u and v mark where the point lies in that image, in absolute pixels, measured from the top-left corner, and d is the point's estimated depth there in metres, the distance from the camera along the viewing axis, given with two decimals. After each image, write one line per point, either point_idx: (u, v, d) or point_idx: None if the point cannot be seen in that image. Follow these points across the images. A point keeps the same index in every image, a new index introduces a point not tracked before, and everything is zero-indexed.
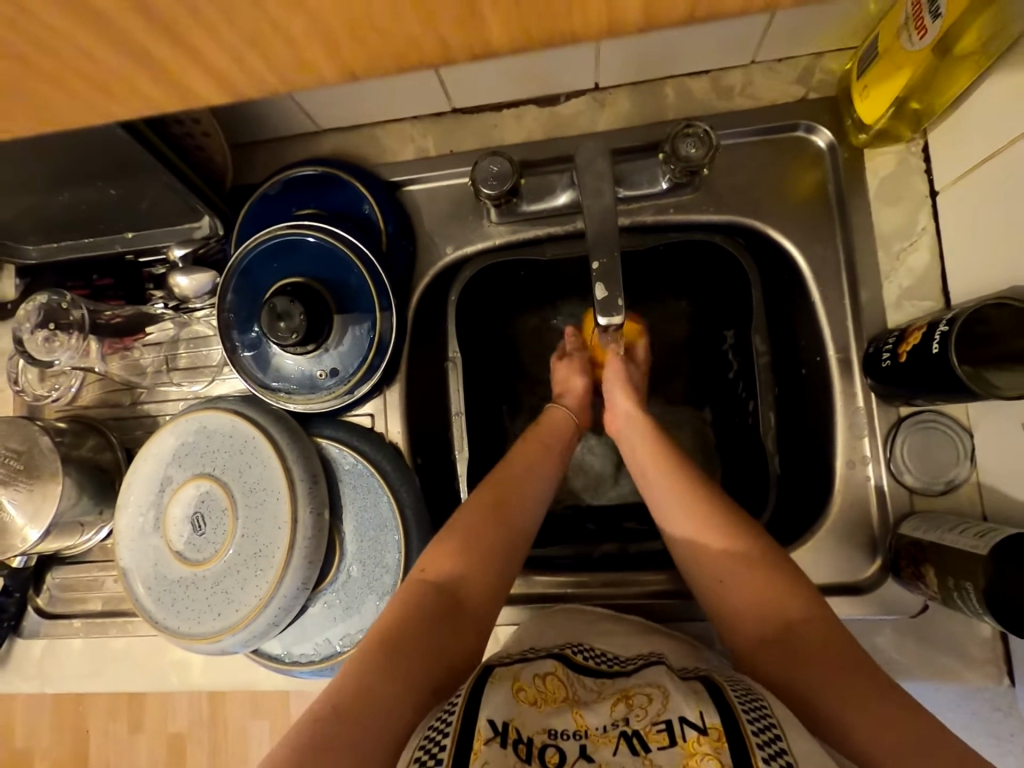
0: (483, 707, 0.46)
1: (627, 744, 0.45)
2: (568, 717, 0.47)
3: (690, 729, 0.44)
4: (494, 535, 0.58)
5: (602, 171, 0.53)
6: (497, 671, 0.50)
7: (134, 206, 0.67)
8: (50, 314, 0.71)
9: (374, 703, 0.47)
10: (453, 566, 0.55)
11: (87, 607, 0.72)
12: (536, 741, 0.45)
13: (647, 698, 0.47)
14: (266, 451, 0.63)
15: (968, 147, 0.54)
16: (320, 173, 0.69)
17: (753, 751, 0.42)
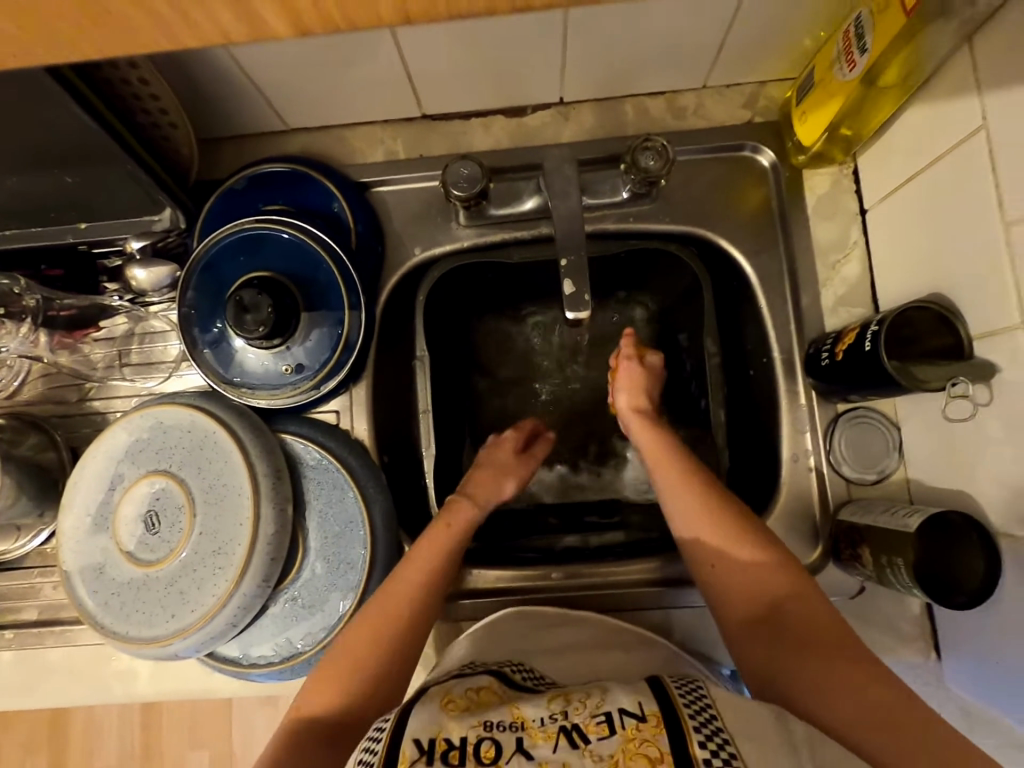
0: (410, 726, 0.48)
1: (565, 736, 0.45)
2: (504, 711, 0.49)
3: (629, 718, 0.46)
4: (367, 658, 0.55)
5: (569, 176, 0.56)
6: (429, 692, 0.52)
7: (90, 197, 0.64)
8: (2, 298, 0.69)
9: None
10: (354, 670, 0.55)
11: (20, 616, 0.68)
12: (469, 740, 0.46)
13: (586, 695, 0.49)
14: (228, 447, 0.62)
15: (892, 170, 0.61)
16: (287, 171, 0.69)
17: (690, 739, 0.44)
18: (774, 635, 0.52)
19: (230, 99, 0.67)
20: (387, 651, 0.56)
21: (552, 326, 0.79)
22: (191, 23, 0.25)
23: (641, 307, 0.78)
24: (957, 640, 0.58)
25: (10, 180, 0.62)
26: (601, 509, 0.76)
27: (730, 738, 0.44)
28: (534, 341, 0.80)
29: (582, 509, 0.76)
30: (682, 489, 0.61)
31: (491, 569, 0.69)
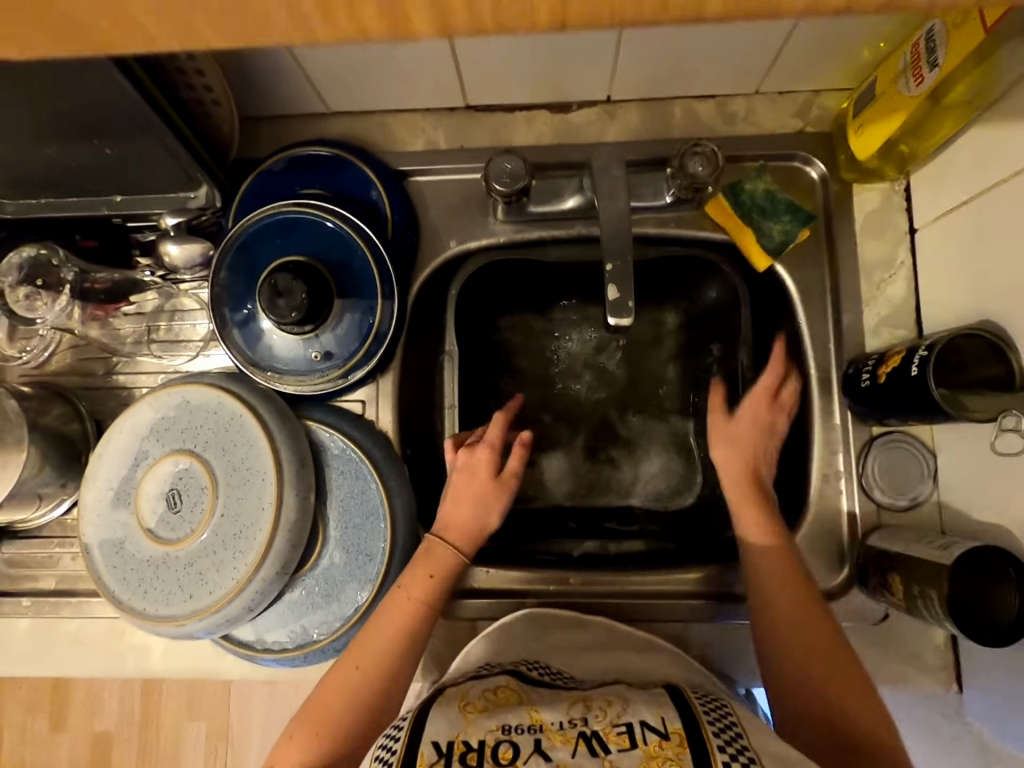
0: (427, 728, 0.50)
1: (586, 743, 0.47)
2: (522, 713, 0.50)
3: (650, 731, 0.47)
4: (343, 712, 0.55)
5: (616, 180, 0.55)
6: (447, 691, 0.54)
7: (128, 170, 0.64)
8: (36, 270, 0.69)
9: None
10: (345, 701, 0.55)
11: (38, 585, 0.68)
12: (487, 742, 0.48)
13: (607, 704, 0.51)
14: (254, 431, 0.61)
15: (948, 191, 0.59)
16: (326, 154, 0.68)
17: (712, 751, 0.45)
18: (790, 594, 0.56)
19: (274, 78, 0.66)
20: (364, 708, 0.55)
21: (583, 328, 0.78)
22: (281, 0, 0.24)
23: (674, 314, 0.77)
24: (982, 673, 0.57)
25: (50, 148, 0.61)
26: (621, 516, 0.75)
27: (749, 748, 0.46)
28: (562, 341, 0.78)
29: (601, 514, 0.75)
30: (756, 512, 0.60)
31: (508, 569, 0.68)
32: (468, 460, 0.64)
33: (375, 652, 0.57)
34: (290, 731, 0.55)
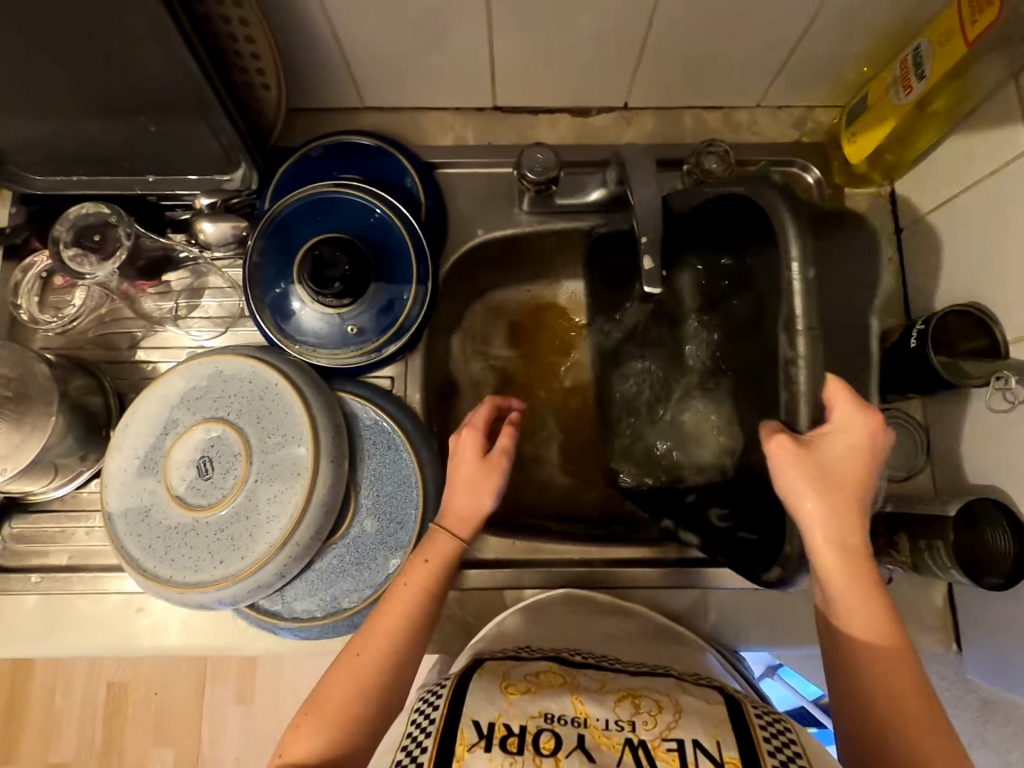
0: (467, 704, 0.51)
1: (631, 753, 0.47)
2: (566, 703, 0.51)
3: (703, 754, 0.47)
4: (357, 699, 0.53)
5: (647, 169, 0.60)
6: (489, 668, 0.55)
7: (172, 148, 0.66)
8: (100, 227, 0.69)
9: None
10: (359, 681, 0.54)
11: (48, 560, 0.66)
12: (530, 729, 0.49)
13: (657, 710, 0.50)
14: (290, 400, 0.62)
15: (931, 191, 0.66)
16: (362, 144, 0.72)
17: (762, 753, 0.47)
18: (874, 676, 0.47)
19: (319, 70, 0.69)
20: (379, 690, 0.54)
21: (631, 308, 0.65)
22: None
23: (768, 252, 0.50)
24: (980, 630, 0.61)
25: (97, 122, 0.63)
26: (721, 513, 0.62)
27: (803, 757, 0.47)
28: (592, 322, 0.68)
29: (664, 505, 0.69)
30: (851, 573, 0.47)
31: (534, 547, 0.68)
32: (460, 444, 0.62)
33: (381, 638, 0.56)
34: (301, 714, 0.54)
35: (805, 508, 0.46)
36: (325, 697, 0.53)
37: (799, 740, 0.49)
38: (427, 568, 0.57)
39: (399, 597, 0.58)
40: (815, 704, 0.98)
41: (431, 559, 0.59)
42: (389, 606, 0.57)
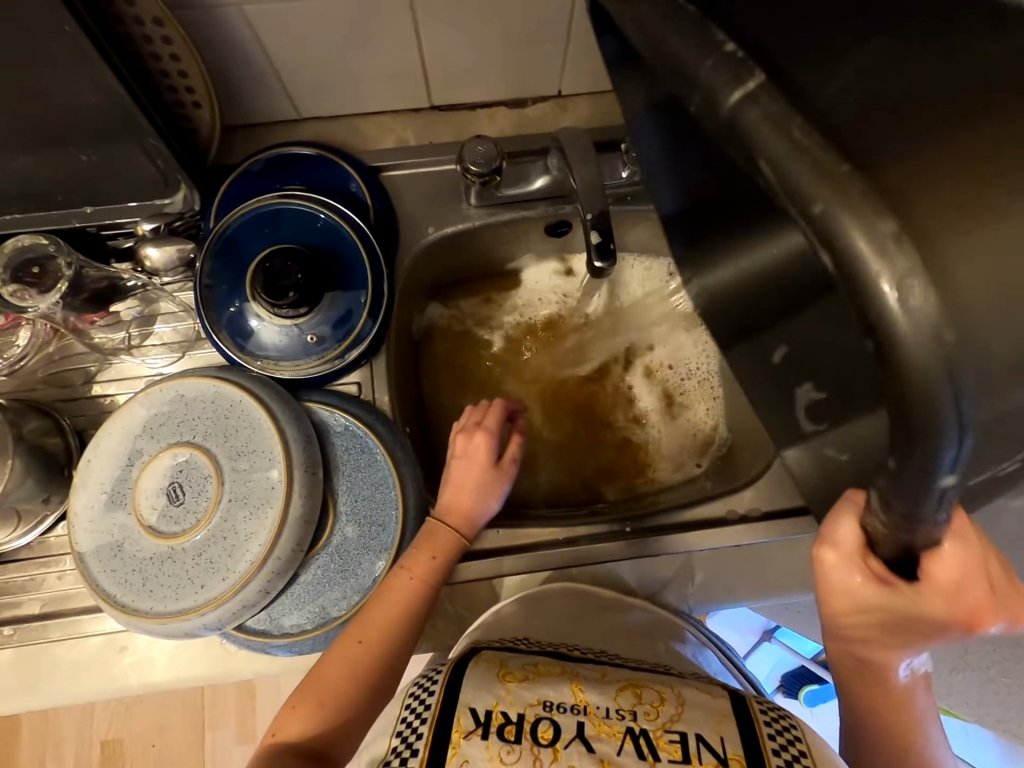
0: (463, 693, 0.51)
1: (633, 742, 0.48)
2: (565, 691, 0.51)
3: (706, 749, 0.47)
4: (350, 683, 0.54)
5: (584, 150, 0.62)
6: (486, 654, 0.55)
7: (106, 175, 0.65)
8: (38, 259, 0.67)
9: None
10: (351, 667, 0.54)
11: (20, 610, 0.64)
12: (528, 718, 0.49)
13: (659, 701, 0.51)
14: (257, 415, 0.61)
15: None
16: (303, 154, 0.72)
17: (768, 753, 0.47)
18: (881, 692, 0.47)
19: (250, 85, 0.69)
20: (373, 676, 0.54)
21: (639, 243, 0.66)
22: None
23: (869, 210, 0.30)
24: None
25: (24, 156, 0.61)
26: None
27: (808, 757, 0.48)
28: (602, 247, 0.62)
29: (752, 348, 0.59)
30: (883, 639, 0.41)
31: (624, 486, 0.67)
32: (467, 447, 0.64)
33: (382, 625, 0.56)
34: (298, 691, 0.54)
35: (850, 590, 0.37)
36: (319, 676, 0.54)
37: (802, 733, 0.50)
38: (433, 562, 0.58)
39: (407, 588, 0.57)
40: (814, 661, 1.01)
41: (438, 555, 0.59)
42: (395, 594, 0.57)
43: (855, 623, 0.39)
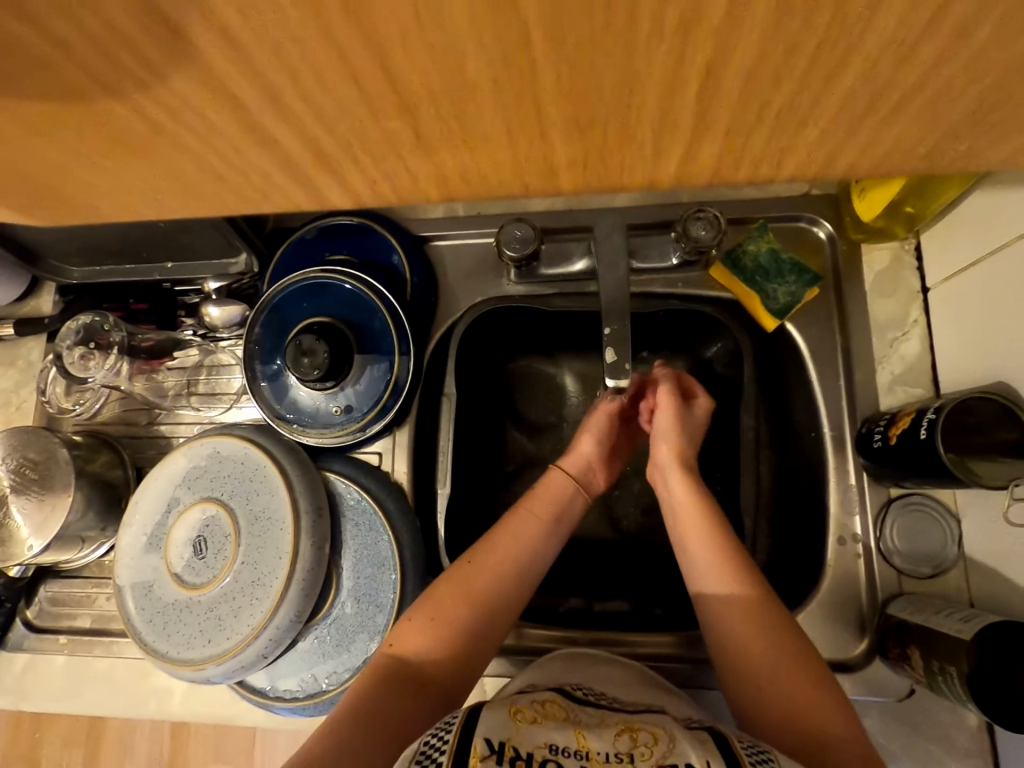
0: (479, 724, 0.45)
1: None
2: (570, 736, 0.46)
3: None
4: (466, 610, 0.55)
5: (618, 244, 0.61)
6: (494, 701, 0.49)
7: (176, 242, 0.71)
8: (91, 334, 0.74)
9: (370, 722, 0.48)
10: (462, 605, 0.55)
11: (75, 623, 0.72)
12: (536, 757, 0.44)
13: (653, 739, 0.46)
14: (277, 482, 0.65)
15: (958, 252, 0.58)
16: (354, 224, 0.74)
17: (742, 754, 0.43)
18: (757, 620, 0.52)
19: None
20: (490, 603, 0.56)
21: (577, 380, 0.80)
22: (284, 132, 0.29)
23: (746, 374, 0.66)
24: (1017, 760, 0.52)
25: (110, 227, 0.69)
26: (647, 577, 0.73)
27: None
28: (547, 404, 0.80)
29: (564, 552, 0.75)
30: (699, 533, 0.58)
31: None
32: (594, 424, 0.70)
33: (494, 564, 0.58)
34: (408, 618, 0.55)
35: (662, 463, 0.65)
36: (439, 607, 0.55)
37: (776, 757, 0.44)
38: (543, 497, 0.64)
39: (522, 532, 0.61)
40: None
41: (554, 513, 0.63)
42: (502, 538, 0.60)
43: (710, 547, 0.57)
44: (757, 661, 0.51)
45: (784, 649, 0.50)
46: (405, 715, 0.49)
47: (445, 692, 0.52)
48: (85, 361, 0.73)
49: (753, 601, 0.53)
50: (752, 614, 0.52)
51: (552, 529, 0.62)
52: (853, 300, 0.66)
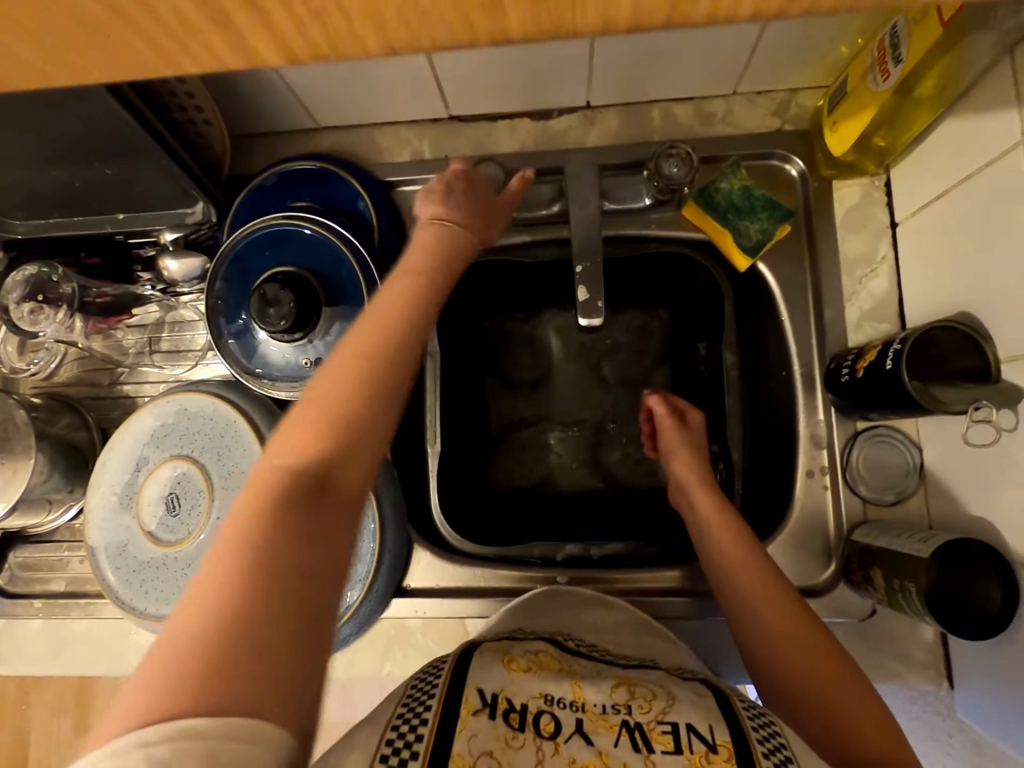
0: (471, 675, 0.46)
1: (628, 735, 0.44)
2: (565, 687, 0.47)
3: (696, 739, 0.43)
4: (353, 373, 0.42)
5: (589, 183, 0.60)
6: (487, 649, 0.50)
7: (126, 189, 0.67)
8: (38, 287, 0.70)
9: (261, 545, 0.36)
10: (349, 366, 0.42)
11: (48, 587, 0.71)
12: (530, 708, 0.45)
13: (651, 696, 0.47)
14: (249, 435, 0.64)
15: (927, 183, 0.58)
16: (315, 168, 0.71)
17: (757, 752, 0.42)
18: (777, 587, 0.55)
19: (260, 98, 0.69)
20: (387, 351, 0.44)
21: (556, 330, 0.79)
22: (209, 18, 0.27)
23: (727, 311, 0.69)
24: (970, 669, 0.56)
25: (52, 173, 0.65)
26: (623, 519, 0.74)
27: (793, 759, 0.42)
28: (521, 353, 0.79)
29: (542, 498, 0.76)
30: (711, 506, 0.61)
31: (449, 561, 0.68)
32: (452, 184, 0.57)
33: (385, 317, 0.46)
34: (286, 421, 0.41)
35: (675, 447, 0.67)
36: (320, 398, 0.41)
37: (784, 733, 0.45)
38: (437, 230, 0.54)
39: (403, 290, 0.48)
40: None
41: (431, 269, 0.50)
42: (371, 321, 0.45)
43: (719, 521, 0.59)
44: (765, 626, 0.53)
45: (801, 624, 0.52)
46: (300, 557, 0.36)
47: (348, 501, 0.40)
48: (34, 316, 0.69)
49: (762, 573, 0.55)
50: (769, 584, 0.55)
51: (433, 279, 0.50)
52: (822, 237, 0.66)
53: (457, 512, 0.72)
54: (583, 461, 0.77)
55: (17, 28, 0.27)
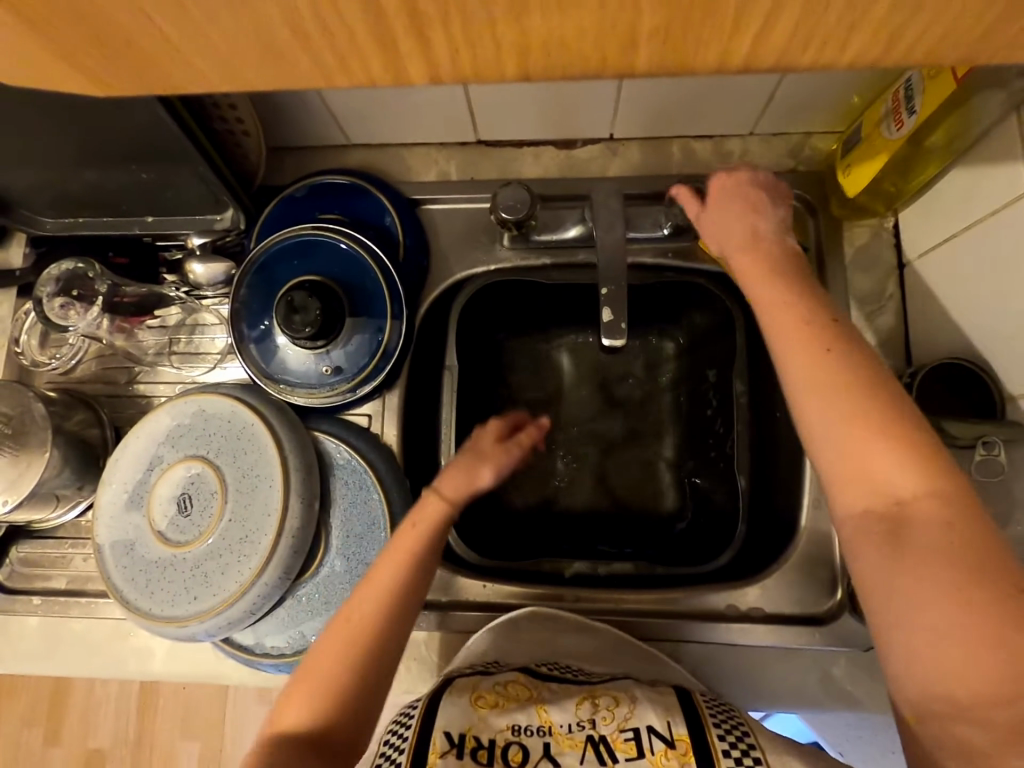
0: (439, 716, 0.48)
1: (593, 749, 0.47)
2: (532, 714, 0.49)
3: (657, 740, 0.46)
4: (359, 627, 0.50)
5: (614, 210, 0.62)
6: (459, 680, 0.51)
7: (159, 192, 0.68)
8: (71, 282, 0.72)
9: None
10: (348, 652, 0.49)
11: (49, 584, 0.70)
12: (498, 743, 0.47)
13: (613, 702, 0.49)
14: (265, 439, 0.64)
15: (935, 227, 0.61)
16: (344, 183, 0.73)
17: (717, 751, 0.45)
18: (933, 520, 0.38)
19: (297, 113, 0.71)
20: (382, 623, 0.51)
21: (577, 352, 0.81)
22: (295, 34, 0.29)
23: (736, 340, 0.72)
24: None
25: (88, 175, 0.66)
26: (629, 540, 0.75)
27: (757, 751, 0.44)
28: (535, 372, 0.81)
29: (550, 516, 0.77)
30: (840, 407, 0.41)
31: (457, 575, 0.68)
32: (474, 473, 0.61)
33: (386, 572, 0.53)
34: (286, 693, 0.49)
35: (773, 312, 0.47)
36: (319, 670, 0.49)
37: (752, 730, 0.47)
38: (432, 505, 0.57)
39: (401, 553, 0.54)
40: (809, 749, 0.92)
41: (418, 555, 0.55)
42: (347, 615, 0.51)
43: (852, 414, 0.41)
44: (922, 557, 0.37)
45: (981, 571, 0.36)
46: None
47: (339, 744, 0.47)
48: (64, 311, 0.71)
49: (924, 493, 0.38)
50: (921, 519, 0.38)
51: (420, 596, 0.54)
52: (834, 272, 0.68)
53: (466, 526, 0.73)
54: (591, 480, 0.78)
55: (108, 36, 0.29)
